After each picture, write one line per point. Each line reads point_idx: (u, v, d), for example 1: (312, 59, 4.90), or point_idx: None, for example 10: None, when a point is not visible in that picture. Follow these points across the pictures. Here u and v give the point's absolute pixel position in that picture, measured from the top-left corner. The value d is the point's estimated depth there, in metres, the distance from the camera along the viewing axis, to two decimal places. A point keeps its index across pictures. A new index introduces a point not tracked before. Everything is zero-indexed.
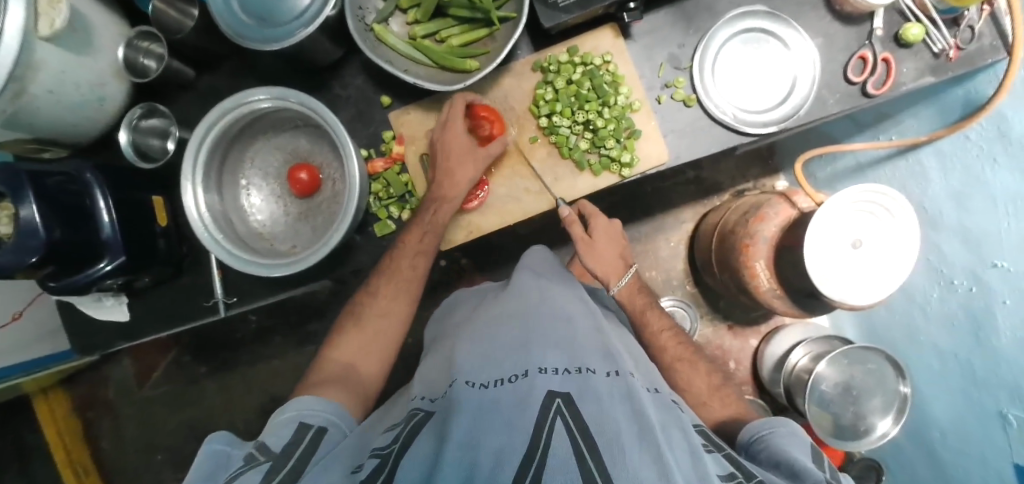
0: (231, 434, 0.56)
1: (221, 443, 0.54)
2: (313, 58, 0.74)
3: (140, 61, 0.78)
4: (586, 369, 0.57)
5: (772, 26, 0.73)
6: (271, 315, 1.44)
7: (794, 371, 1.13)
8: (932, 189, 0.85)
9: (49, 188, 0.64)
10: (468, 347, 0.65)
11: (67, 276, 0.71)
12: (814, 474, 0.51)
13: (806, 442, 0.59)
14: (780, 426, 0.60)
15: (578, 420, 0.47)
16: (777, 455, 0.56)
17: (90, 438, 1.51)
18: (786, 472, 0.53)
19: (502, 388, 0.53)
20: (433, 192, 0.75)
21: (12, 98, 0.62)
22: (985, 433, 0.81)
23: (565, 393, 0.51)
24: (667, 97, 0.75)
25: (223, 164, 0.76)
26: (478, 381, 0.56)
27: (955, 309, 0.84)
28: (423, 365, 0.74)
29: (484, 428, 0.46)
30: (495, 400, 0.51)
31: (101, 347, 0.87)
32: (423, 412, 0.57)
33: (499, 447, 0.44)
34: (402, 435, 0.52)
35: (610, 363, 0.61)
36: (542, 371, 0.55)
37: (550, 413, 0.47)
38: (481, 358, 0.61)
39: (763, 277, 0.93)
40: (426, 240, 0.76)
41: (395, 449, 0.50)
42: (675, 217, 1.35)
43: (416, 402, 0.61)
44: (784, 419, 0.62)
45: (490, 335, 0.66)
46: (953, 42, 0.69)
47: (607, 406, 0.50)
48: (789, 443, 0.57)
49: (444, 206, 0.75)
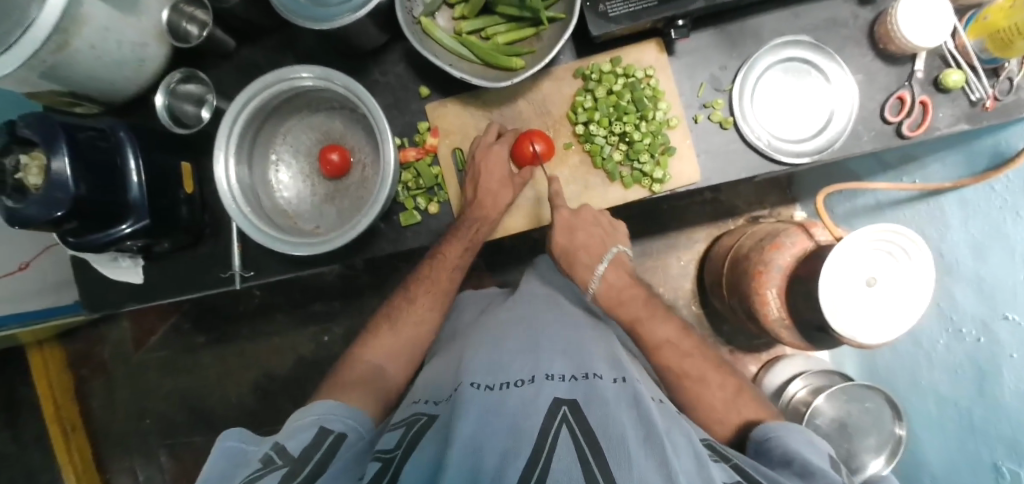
0: (245, 429, 0.59)
1: (233, 439, 0.57)
2: (357, 43, 0.74)
3: (182, 26, 0.79)
4: (592, 375, 0.57)
5: (815, 59, 0.74)
6: (275, 292, 1.44)
7: (791, 402, 1.11)
8: (950, 234, 0.86)
9: (80, 142, 0.64)
10: (476, 350, 0.64)
11: (88, 234, 0.71)
12: (829, 478, 0.50)
13: (821, 450, 0.56)
14: (796, 430, 0.58)
15: (583, 425, 0.46)
16: (789, 452, 0.54)
17: (82, 396, 1.51)
18: (796, 469, 0.51)
19: (510, 391, 0.53)
20: (473, 210, 0.76)
21: (54, 49, 0.62)
22: (978, 483, 0.81)
23: (572, 400, 0.50)
24: (704, 117, 0.75)
25: (256, 138, 0.76)
26: (484, 383, 0.55)
27: (960, 356, 0.84)
28: (432, 362, 0.73)
29: (487, 433, 0.45)
30: (502, 402, 0.50)
31: (111, 307, 0.87)
32: (426, 416, 0.55)
33: (501, 452, 0.43)
34: (407, 440, 0.51)
35: (617, 371, 0.60)
36: (549, 378, 0.55)
37: (556, 419, 0.47)
38: (489, 362, 0.60)
39: (773, 306, 0.93)
40: (464, 255, 0.79)
41: (399, 453, 0.49)
42: (688, 236, 1.36)
43: (418, 406, 0.59)
44: (802, 427, 0.59)
45: (497, 340, 0.66)
46: (991, 92, 0.69)
47: (614, 412, 0.49)
48: (802, 446, 0.55)
49: (485, 226, 0.77)
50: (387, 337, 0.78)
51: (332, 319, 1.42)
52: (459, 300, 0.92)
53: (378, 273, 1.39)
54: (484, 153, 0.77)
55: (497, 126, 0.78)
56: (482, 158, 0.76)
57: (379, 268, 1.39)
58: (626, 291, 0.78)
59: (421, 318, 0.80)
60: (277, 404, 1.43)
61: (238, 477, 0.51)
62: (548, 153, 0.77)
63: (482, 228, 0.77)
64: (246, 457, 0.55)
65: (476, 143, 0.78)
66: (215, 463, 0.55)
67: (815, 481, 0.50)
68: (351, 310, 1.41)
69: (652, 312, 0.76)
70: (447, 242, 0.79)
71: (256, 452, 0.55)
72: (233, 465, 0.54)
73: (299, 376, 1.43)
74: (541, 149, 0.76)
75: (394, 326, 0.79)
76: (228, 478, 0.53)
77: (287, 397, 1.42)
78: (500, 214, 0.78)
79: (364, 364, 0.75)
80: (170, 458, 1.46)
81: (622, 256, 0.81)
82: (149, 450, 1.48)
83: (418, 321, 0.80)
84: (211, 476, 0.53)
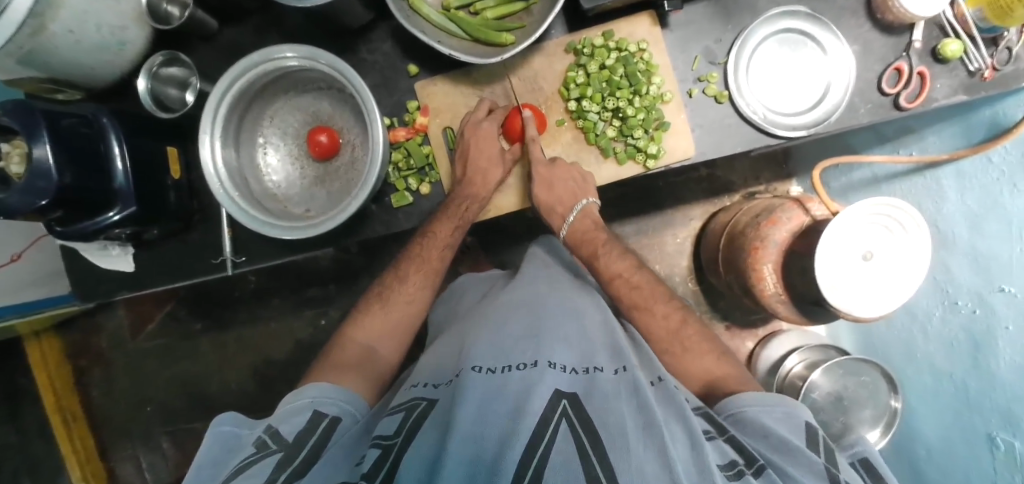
0: (238, 414, 0.59)
1: (227, 425, 0.57)
2: (342, 21, 0.72)
3: (163, 8, 0.77)
4: (593, 368, 0.57)
5: (811, 29, 0.72)
6: (271, 278, 1.43)
7: (787, 377, 1.12)
8: (947, 207, 0.85)
9: (62, 129, 0.62)
10: (477, 336, 0.64)
11: (76, 221, 0.70)
12: (808, 454, 0.49)
13: (798, 420, 0.55)
14: (771, 402, 0.57)
15: (584, 419, 0.46)
16: (765, 429, 0.53)
17: (82, 385, 1.51)
18: (775, 444, 0.52)
19: (511, 376, 0.52)
20: (464, 188, 0.76)
21: (30, 33, 0.60)
22: (970, 453, 0.82)
23: (572, 393, 0.50)
24: (698, 91, 0.74)
25: (243, 120, 0.75)
26: (485, 366, 0.55)
27: (956, 329, 0.85)
28: (430, 348, 0.73)
29: (487, 419, 0.45)
30: (504, 389, 0.50)
31: (103, 295, 0.86)
32: (426, 401, 0.55)
33: (501, 438, 0.43)
34: (406, 426, 0.51)
35: (619, 360, 0.59)
36: (551, 365, 0.55)
37: (557, 412, 0.46)
38: (491, 346, 0.60)
39: (770, 281, 0.93)
40: (455, 235, 0.79)
41: (397, 441, 0.48)
42: (685, 214, 1.35)
43: (417, 390, 0.59)
44: (775, 395, 0.58)
45: (498, 326, 0.65)
46: (989, 62, 0.68)
47: (614, 403, 0.48)
48: (778, 423, 0.54)
49: (475, 203, 0.77)
50: (379, 318, 0.78)
51: (329, 304, 1.41)
52: (456, 287, 0.92)
53: (373, 256, 1.39)
54: (474, 130, 0.76)
55: (488, 101, 0.77)
56: (473, 136, 0.75)
57: (374, 251, 1.38)
58: (591, 233, 0.82)
59: (414, 298, 0.80)
60: (276, 389, 1.43)
61: (231, 464, 0.51)
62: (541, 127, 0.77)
63: (473, 207, 0.77)
64: (239, 441, 0.55)
65: (466, 120, 0.77)
66: (208, 449, 0.55)
67: (796, 457, 0.49)
68: (348, 294, 1.40)
69: (611, 249, 0.80)
70: (437, 219, 0.78)
71: (250, 436, 0.55)
72: (227, 450, 0.54)
73: (297, 361, 1.43)
74: (533, 124, 0.76)
75: (384, 311, 0.79)
76: (221, 467, 0.52)
77: (287, 382, 1.43)
78: (491, 191, 0.78)
79: (359, 348, 0.75)
80: (173, 445, 1.48)
81: (593, 207, 0.82)
82: (151, 437, 1.49)
83: (412, 300, 0.80)
84: (205, 463, 0.53)
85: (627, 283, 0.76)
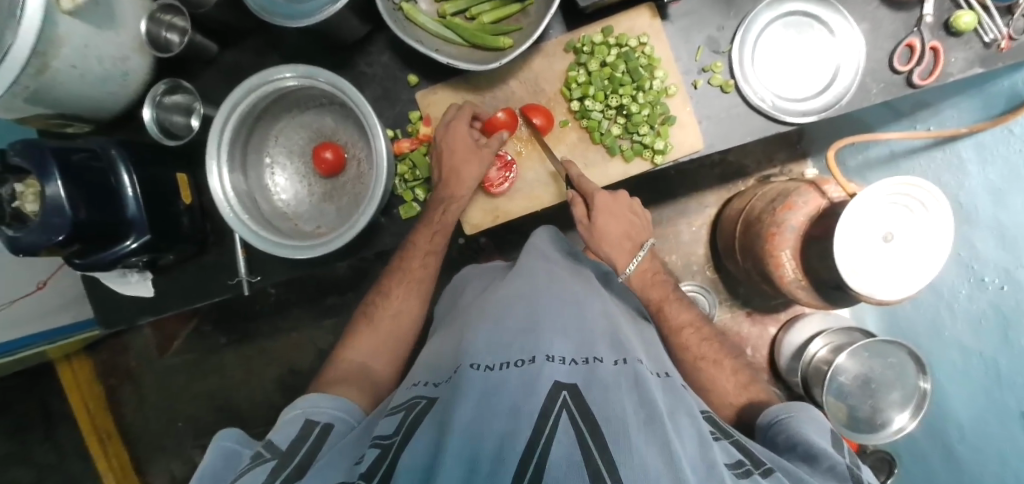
0: (240, 431, 0.58)
1: (229, 440, 0.56)
2: (339, 36, 0.72)
3: (163, 35, 0.77)
4: (593, 358, 0.55)
5: (817, 11, 0.71)
6: (288, 290, 1.45)
7: (813, 362, 1.11)
8: (969, 182, 0.82)
9: (73, 164, 0.63)
10: (476, 331, 0.62)
11: (94, 253, 0.71)
12: (832, 457, 0.50)
13: (825, 427, 0.56)
14: (800, 411, 0.58)
15: (583, 411, 0.44)
16: (794, 437, 0.54)
17: (113, 404, 1.55)
18: (801, 453, 0.52)
19: (510, 371, 0.51)
20: (441, 191, 0.76)
21: (36, 73, 0.61)
22: (1004, 432, 0.80)
23: (572, 383, 0.49)
24: (703, 82, 0.72)
25: (248, 142, 0.75)
26: (484, 363, 0.53)
27: (983, 306, 0.82)
28: (433, 342, 0.73)
29: (488, 414, 0.44)
30: (501, 383, 0.49)
31: (127, 321, 0.88)
32: (426, 400, 0.54)
33: (501, 435, 0.42)
34: (405, 426, 0.49)
35: (618, 352, 0.59)
36: (549, 359, 0.52)
37: (557, 404, 0.45)
38: (490, 341, 0.58)
39: (789, 267, 0.91)
40: (435, 242, 0.78)
41: (397, 439, 0.47)
42: (698, 201, 1.33)
43: (417, 389, 0.58)
44: (803, 405, 0.60)
45: (497, 318, 0.63)
46: (1006, 32, 0.65)
47: (615, 396, 0.48)
48: (808, 428, 0.55)
49: (453, 205, 0.76)
50: (376, 330, 0.78)
51: (348, 311, 1.43)
52: (462, 276, 0.92)
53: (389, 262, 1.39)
54: (447, 128, 0.75)
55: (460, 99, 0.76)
56: (447, 136, 0.74)
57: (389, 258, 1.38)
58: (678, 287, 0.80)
59: (399, 312, 0.80)
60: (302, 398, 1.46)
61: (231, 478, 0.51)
62: (548, 125, 0.76)
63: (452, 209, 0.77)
64: (239, 459, 0.54)
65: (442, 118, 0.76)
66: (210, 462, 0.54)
67: (819, 464, 0.50)
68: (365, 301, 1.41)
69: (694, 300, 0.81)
70: (417, 229, 0.78)
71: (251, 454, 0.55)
72: (228, 466, 0.53)
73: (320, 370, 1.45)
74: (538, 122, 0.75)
75: (389, 320, 0.79)
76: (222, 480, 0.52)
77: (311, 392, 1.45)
78: (469, 192, 0.75)
79: (364, 353, 0.76)
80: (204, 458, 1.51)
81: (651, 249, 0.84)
82: (184, 451, 1.52)
83: (398, 314, 0.79)
84: (207, 475, 0.52)
85: (697, 334, 0.76)
